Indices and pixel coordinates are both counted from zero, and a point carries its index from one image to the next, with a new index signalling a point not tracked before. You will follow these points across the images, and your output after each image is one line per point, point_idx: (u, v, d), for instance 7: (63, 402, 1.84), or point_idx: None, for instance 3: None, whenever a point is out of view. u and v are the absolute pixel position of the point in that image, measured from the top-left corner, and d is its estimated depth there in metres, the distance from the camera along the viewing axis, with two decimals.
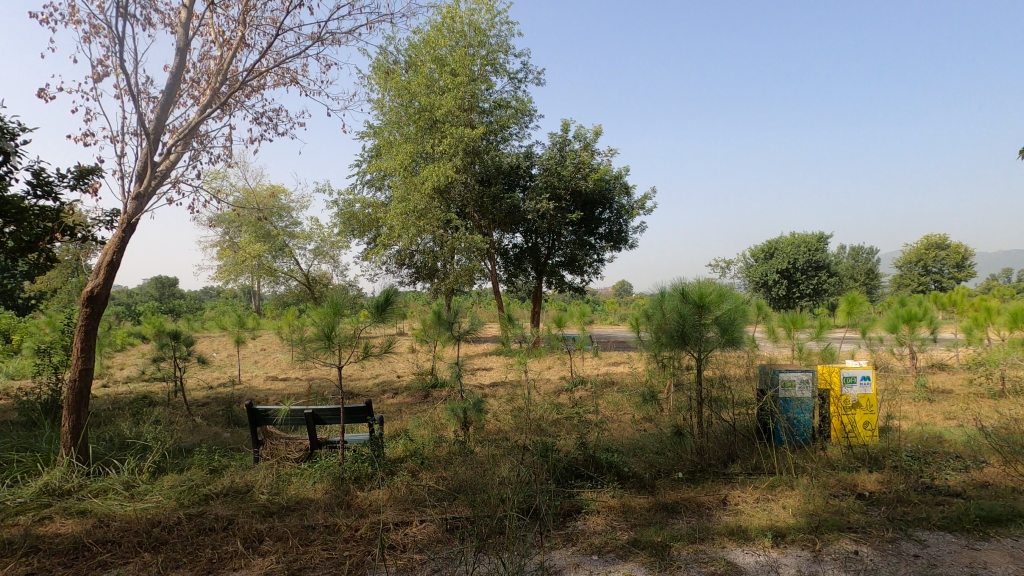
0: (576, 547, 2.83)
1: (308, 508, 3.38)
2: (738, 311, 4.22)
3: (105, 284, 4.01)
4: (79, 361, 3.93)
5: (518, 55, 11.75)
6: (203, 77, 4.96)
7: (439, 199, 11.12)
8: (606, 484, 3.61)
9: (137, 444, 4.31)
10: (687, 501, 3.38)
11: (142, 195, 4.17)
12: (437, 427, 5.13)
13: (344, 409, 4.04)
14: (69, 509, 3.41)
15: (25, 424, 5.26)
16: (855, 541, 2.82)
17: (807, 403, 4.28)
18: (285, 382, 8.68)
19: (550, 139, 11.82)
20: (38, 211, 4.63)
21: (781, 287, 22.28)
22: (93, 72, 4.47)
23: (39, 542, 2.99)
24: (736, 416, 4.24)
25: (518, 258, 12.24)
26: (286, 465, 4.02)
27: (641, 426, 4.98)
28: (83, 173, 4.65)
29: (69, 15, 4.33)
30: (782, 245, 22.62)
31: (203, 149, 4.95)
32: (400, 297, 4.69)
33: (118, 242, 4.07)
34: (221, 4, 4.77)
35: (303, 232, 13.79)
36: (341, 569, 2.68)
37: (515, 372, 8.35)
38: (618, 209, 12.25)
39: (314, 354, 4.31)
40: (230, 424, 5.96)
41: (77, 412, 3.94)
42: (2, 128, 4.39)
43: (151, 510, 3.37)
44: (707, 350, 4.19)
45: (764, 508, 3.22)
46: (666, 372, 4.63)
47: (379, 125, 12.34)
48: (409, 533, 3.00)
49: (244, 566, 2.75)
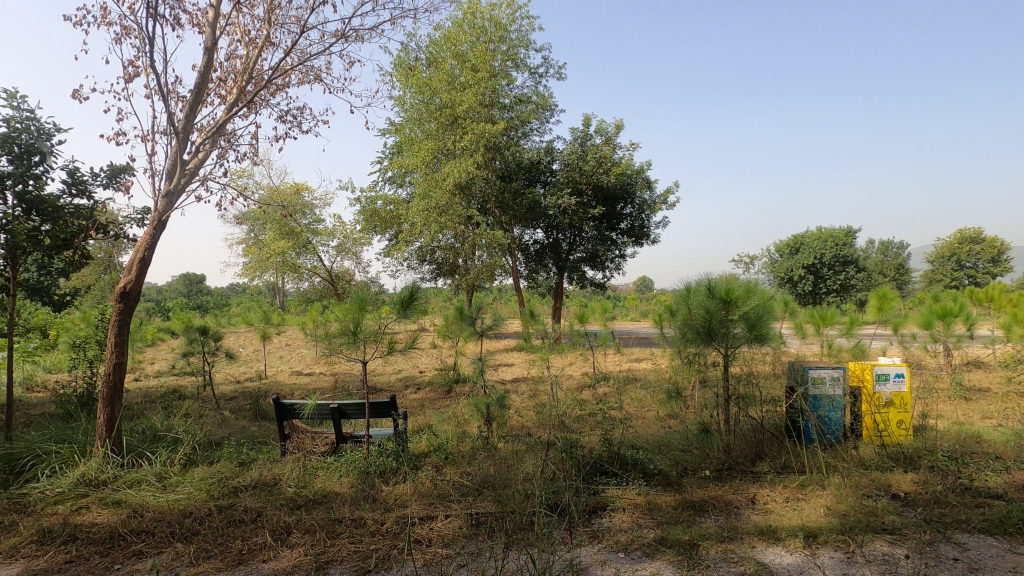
0: (602, 545, 2.80)
1: (335, 501, 3.41)
2: (766, 307, 4.12)
3: (137, 281, 4.10)
4: (112, 355, 4.02)
5: (539, 49, 11.69)
6: (230, 77, 5.04)
7: (461, 195, 11.04)
8: (632, 481, 3.57)
9: (168, 436, 4.42)
10: (714, 499, 3.33)
11: (171, 193, 4.25)
12: (460, 423, 5.15)
13: (369, 404, 4.07)
14: (104, 499, 3.50)
15: (62, 416, 5.42)
16: (890, 542, 2.74)
17: (838, 400, 4.16)
18: (310, 377, 8.81)
19: (572, 134, 11.73)
20: (73, 210, 4.80)
21: (807, 283, 21.84)
22: (125, 73, 4.58)
23: (77, 531, 3.08)
24: (764, 413, 4.18)
25: (538, 254, 12.22)
26: (312, 459, 4.08)
27: (665, 424, 4.94)
28: (115, 172, 4.77)
29: (101, 17, 4.42)
30: (808, 240, 22.18)
31: (230, 147, 5.02)
32: (425, 292, 4.71)
33: (149, 240, 4.16)
34: (246, 3, 4.81)
35: (326, 229, 13.94)
36: (368, 563, 2.70)
37: (536, 369, 8.33)
38: (640, 204, 12.10)
39: (339, 349, 4.34)
40: (257, 418, 6.06)
41: (112, 405, 4.03)
42: (39, 129, 4.53)
43: (183, 501, 3.44)
44: (734, 347, 4.12)
45: (794, 508, 3.15)
46: (691, 368, 4.56)
47: (401, 122, 12.38)
48: (434, 527, 3.01)
49: (273, 557, 2.79)
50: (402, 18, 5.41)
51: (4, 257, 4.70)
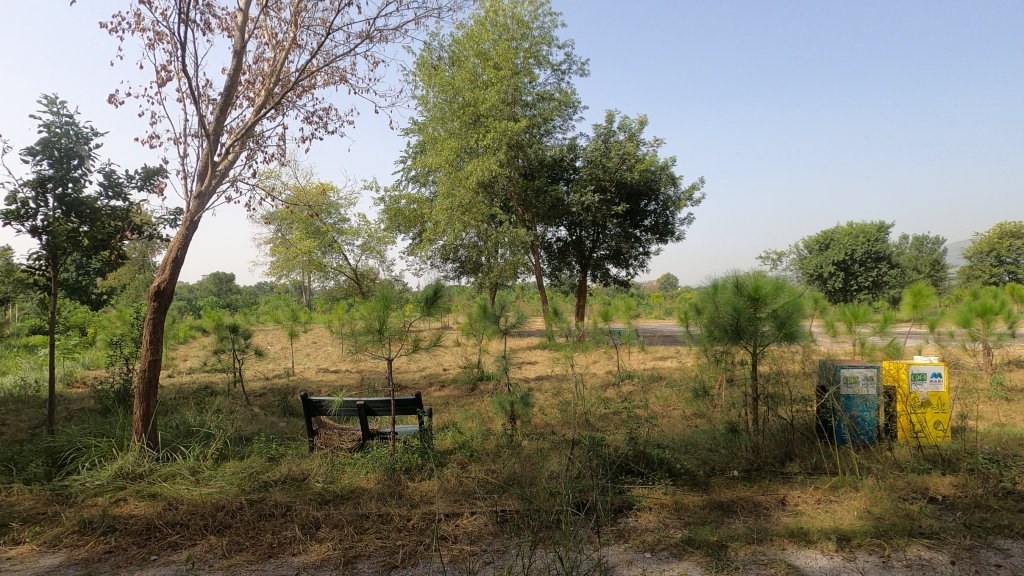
0: (628, 544, 2.78)
1: (362, 497, 3.46)
2: (796, 304, 4.03)
3: (170, 280, 4.21)
4: (147, 352, 4.13)
5: (561, 46, 11.64)
6: (258, 79, 5.12)
7: (484, 193, 11.07)
8: (658, 480, 3.53)
9: (201, 432, 4.53)
10: (743, 500, 3.27)
11: (203, 194, 4.36)
12: (484, 420, 5.17)
13: (395, 401, 4.10)
14: (141, 492, 3.61)
15: (100, 411, 5.61)
16: (928, 547, 2.66)
17: (872, 400, 4.05)
18: (337, 374, 8.96)
19: (595, 131, 11.65)
20: (109, 211, 4.95)
21: (837, 280, 21.30)
22: (158, 77, 4.69)
23: (116, 522, 3.18)
24: (794, 413, 4.09)
25: (561, 252, 12.17)
26: (340, 455, 4.14)
27: (692, 423, 4.87)
28: (149, 174, 4.90)
29: (135, 23, 4.54)
30: (838, 236, 21.67)
31: (258, 148, 5.11)
32: (449, 290, 4.73)
33: (182, 239, 4.26)
34: (273, 6, 4.89)
35: (351, 228, 14.13)
36: (394, 558, 2.72)
37: (560, 367, 8.31)
38: (665, 201, 11.95)
39: (365, 347, 4.40)
40: (286, 414, 6.18)
41: (147, 400, 4.15)
42: (77, 133, 4.68)
43: (215, 495, 3.52)
44: (763, 345, 4.05)
45: (826, 510, 3.08)
46: (718, 367, 4.48)
47: (424, 122, 12.46)
48: (460, 523, 3.02)
49: (302, 551, 2.84)
50: (426, 17, 5.43)
51: (45, 258, 4.88)
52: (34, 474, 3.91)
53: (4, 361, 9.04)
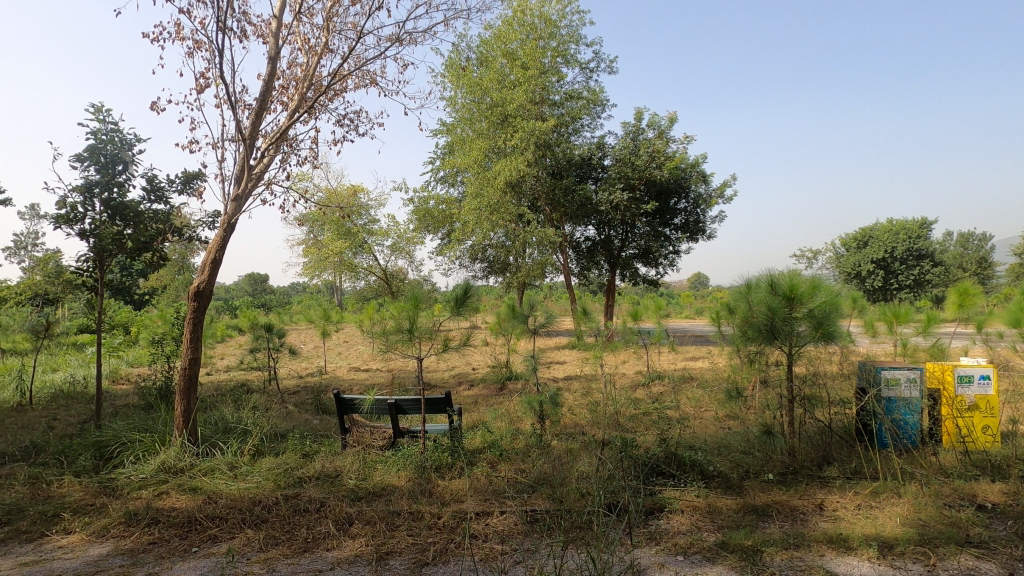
0: (660, 547, 2.75)
1: (393, 494, 3.51)
2: (834, 304, 3.91)
3: (209, 281, 4.34)
4: (187, 351, 4.27)
5: (590, 44, 11.57)
6: (291, 84, 5.23)
7: (512, 193, 11.08)
8: (690, 483, 3.47)
9: (239, 428, 4.67)
10: (779, 504, 3.20)
11: (239, 197, 4.48)
12: (513, 420, 5.17)
13: (425, 400, 4.14)
14: (182, 486, 3.73)
15: (143, 407, 5.83)
16: (976, 557, 2.55)
17: (915, 403, 3.89)
18: (368, 373, 9.09)
19: (623, 128, 11.55)
20: (151, 214, 5.13)
21: (877, 279, 20.62)
22: (196, 84, 4.84)
23: (159, 514, 3.30)
24: (832, 415, 3.97)
25: (590, 251, 12.08)
26: (371, 452, 4.21)
27: (724, 425, 4.79)
28: (189, 178, 5.07)
29: (175, 33, 4.69)
30: (878, 233, 20.99)
31: (292, 151, 5.22)
32: (478, 290, 4.75)
33: (220, 242, 4.39)
34: (306, 13, 5.00)
35: (381, 229, 14.34)
36: (425, 556, 2.75)
37: (589, 367, 8.26)
38: (695, 199, 11.78)
39: (395, 346, 4.45)
40: (318, 411, 6.32)
41: (187, 397, 4.29)
42: (122, 139, 4.87)
43: (252, 489, 3.61)
44: (799, 346, 3.95)
45: (867, 516, 2.98)
46: (752, 368, 4.39)
47: (452, 123, 12.55)
48: (490, 522, 3.03)
49: (336, 547, 2.90)
50: (454, 19, 5.48)
51: (92, 260, 5.09)
52: (83, 466, 4.09)
53: (55, 358, 9.49)
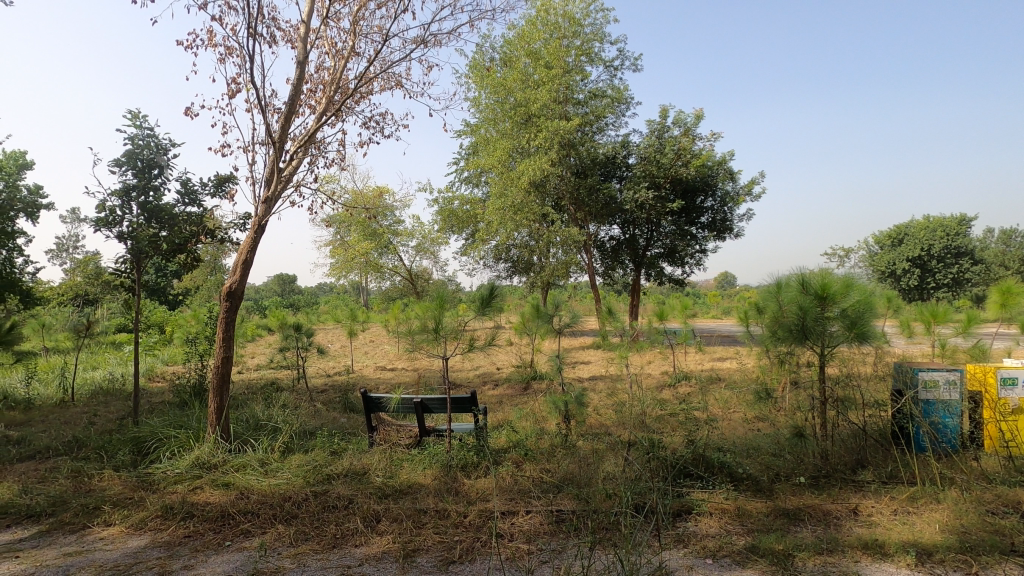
0: (688, 549, 2.72)
1: (420, 492, 3.54)
2: (868, 303, 3.80)
3: (241, 282, 4.44)
4: (220, 349, 4.38)
5: (614, 42, 11.50)
6: (319, 87, 5.32)
7: (536, 192, 11.08)
8: (718, 485, 3.42)
9: (269, 425, 4.77)
10: (811, 508, 3.13)
11: (270, 199, 4.58)
12: (539, 420, 5.16)
13: (451, 399, 4.16)
14: (215, 481, 3.83)
15: (178, 404, 6.00)
16: (1022, 566, 2.45)
17: (955, 406, 3.73)
18: (394, 372, 9.20)
19: (648, 127, 11.44)
20: (185, 217, 5.26)
21: (913, 277, 19.99)
22: (229, 90, 4.97)
23: (194, 509, 3.39)
24: (866, 418, 3.86)
25: (614, 250, 11.98)
26: (398, 450, 4.25)
27: (753, 426, 4.70)
28: (221, 181, 5.20)
29: (208, 40, 4.82)
30: (913, 231, 20.37)
31: (320, 154, 5.32)
32: (502, 290, 4.77)
33: (251, 243, 4.49)
34: (333, 17, 5.08)
35: (406, 230, 14.50)
36: (452, 553, 2.77)
37: (615, 367, 8.20)
38: (723, 197, 11.61)
39: (421, 346, 4.49)
40: (346, 410, 6.41)
41: (220, 395, 4.40)
42: (158, 144, 5.02)
43: (283, 486, 3.69)
44: (831, 346, 3.85)
45: (904, 522, 2.90)
46: (782, 369, 4.29)
47: (476, 123, 12.61)
48: (516, 522, 3.04)
49: (364, 543, 2.94)
50: (478, 20, 5.51)
51: (130, 262, 5.26)
52: (122, 461, 4.23)
53: (95, 357, 9.84)
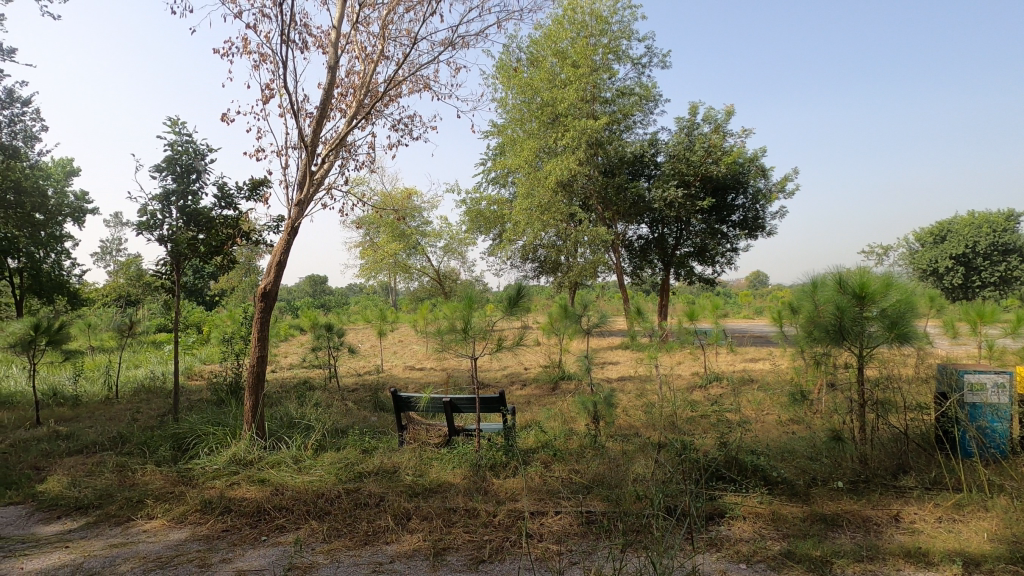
0: (722, 554, 2.67)
1: (450, 491, 3.56)
2: (909, 303, 3.67)
3: (274, 282, 4.55)
4: (255, 348, 4.49)
5: (642, 39, 11.39)
6: (349, 92, 5.41)
7: (563, 192, 11.04)
8: (752, 488, 3.35)
9: (303, 423, 4.87)
10: (849, 514, 3.03)
11: (302, 202, 4.67)
12: (567, 420, 5.15)
13: (479, 399, 4.18)
14: (251, 477, 3.93)
15: (216, 401, 6.17)
16: None
17: (1004, 410, 3.58)
18: (423, 371, 9.30)
19: (678, 124, 11.27)
20: (222, 220, 5.42)
21: (956, 276, 19.22)
22: (263, 95, 5.09)
23: (231, 504, 3.49)
24: (908, 421, 3.73)
25: (643, 250, 11.84)
26: (427, 449, 4.28)
27: (788, 429, 4.59)
28: (255, 185, 5.33)
29: (243, 47, 4.95)
30: (956, 227, 19.59)
31: (350, 157, 5.41)
32: (530, 290, 4.76)
33: (285, 245, 4.59)
34: (363, 22, 5.16)
35: (434, 231, 14.64)
36: (482, 552, 2.78)
37: (643, 367, 8.12)
38: (754, 194, 11.37)
39: (450, 346, 4.53)
40: (376, 409, 6.50)
41: (255, 393, 4.51)
42: (196, 150, 5.18)
43: (315, 482, 3.76)
44: (870, 347, 3.73)
45: (950, 530, 2.78)
46: (818, 370, 4.17)
47: (503, 124, 12.64)
48: (546, 522, 3.03)
49: (395, 541, 2.97)
50: (505, 21, 5.53)
51: (169, 264, 5.44)
52: (163, 456, 4.38)
53: (137, 356, 10.22)
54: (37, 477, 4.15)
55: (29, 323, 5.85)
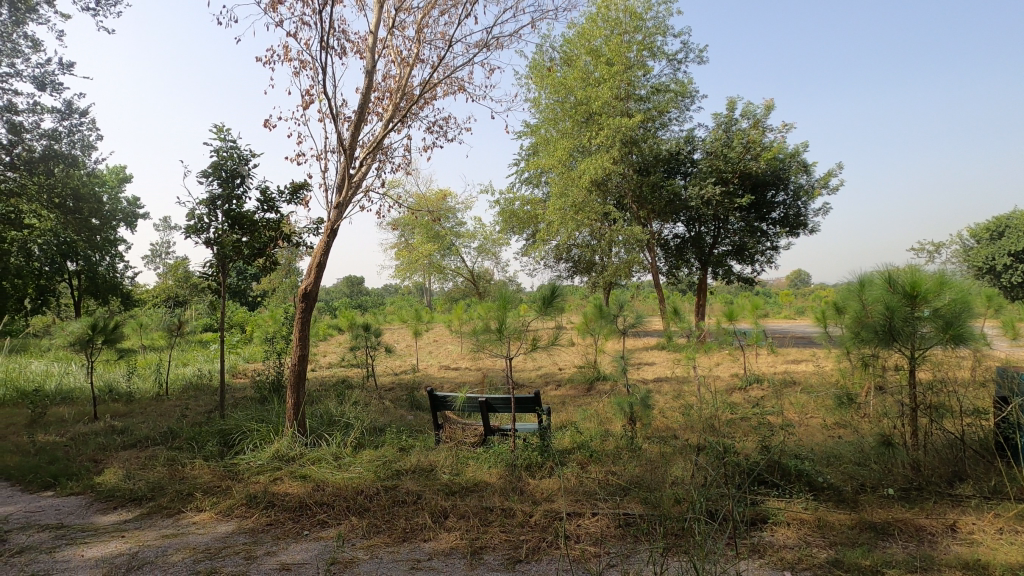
0: (764, 561, 2.60)
1: (486, 490, 3.58)
2: (966, 302, 3.49)
3: (314, 283, 4.66)
4: (297, 348, 4.62)
5: (677, 35, 11.19)
6: (386, 95, 5.51)
7: (597, 191, 10.94)
8: (796, 494, 3.25)
9: (342, 421, 4.98)
10: (901, 522, 2.91)
11: (341, 205, 4.77)
12: (603, 421, 5.10)
13: (514, 399, 4.18)
14: (294, 473, 4.04)
15: (259, 398, 6.37)
16: None
17: None
18: (457, 371, 9.38)
19: (715, 120, 11.04)
20: (264, 223, 5.58)
21: (1016, 274, 18.18)
22: (303, 101, 5.23)
23: (274, 499, 3.59)
24: (963, 427, 3.56)
25: (679, 249, 11.63)
26: (463, 449, 4.31)
27: (834, 433, 4.44)
28: (296, 188, 5.47)
29: (285, 55, 5.10)
30: (1016, 221, 18.54)
31: (387, 159, 5.50)
32: (564, 290, 4.72)
33: (324, 246, 4.70)
34: (399, 26, 5.24)
35: (468, 232, 14.75)
36: (519, 552, 2.79)
37: (680, 368, 7.99)
38: (796, 190, 11.03)
39: (485, 346, 4.55)
40: (413, 408, 6.59)
41: (297, 391, 4.63)
42: (240, 155, 5.36)
43: (355, 479, 3.84)
44: (923, 349, 3.57)
45: (1011, 542, 2.64)
46: (867, 372, 4.01)
47: (536, 124, 12.63)
48: (582, 524, 3.02)
49: (433, 538, 3.01)
50: (539, 21, 5.53)
51: (215, 266, 5.63)
52: (211, 452, 4.55)
53: (185, 354, 10.64)
54: (96, 469, 4.37)
55: (86, 324, 6.16)
